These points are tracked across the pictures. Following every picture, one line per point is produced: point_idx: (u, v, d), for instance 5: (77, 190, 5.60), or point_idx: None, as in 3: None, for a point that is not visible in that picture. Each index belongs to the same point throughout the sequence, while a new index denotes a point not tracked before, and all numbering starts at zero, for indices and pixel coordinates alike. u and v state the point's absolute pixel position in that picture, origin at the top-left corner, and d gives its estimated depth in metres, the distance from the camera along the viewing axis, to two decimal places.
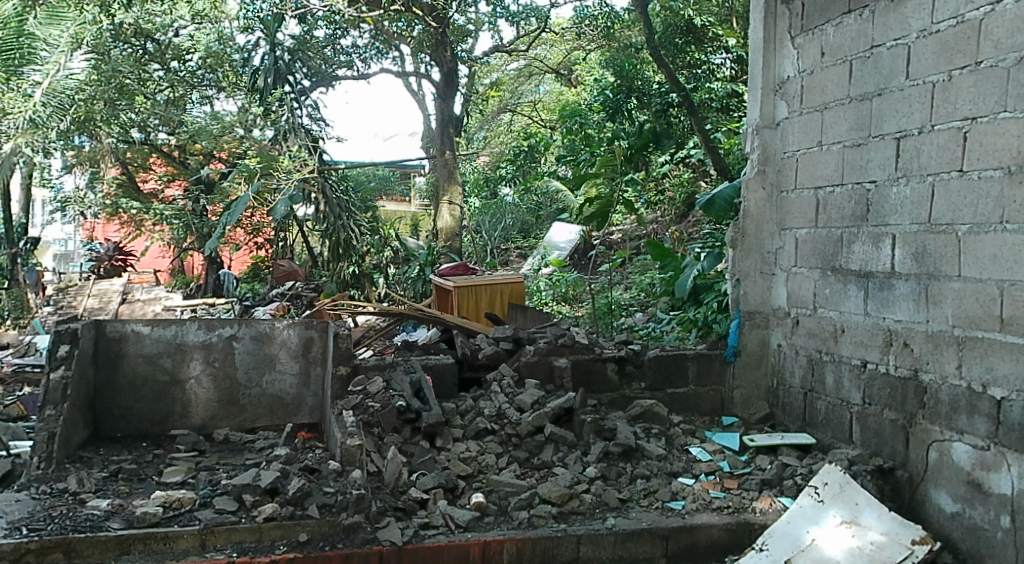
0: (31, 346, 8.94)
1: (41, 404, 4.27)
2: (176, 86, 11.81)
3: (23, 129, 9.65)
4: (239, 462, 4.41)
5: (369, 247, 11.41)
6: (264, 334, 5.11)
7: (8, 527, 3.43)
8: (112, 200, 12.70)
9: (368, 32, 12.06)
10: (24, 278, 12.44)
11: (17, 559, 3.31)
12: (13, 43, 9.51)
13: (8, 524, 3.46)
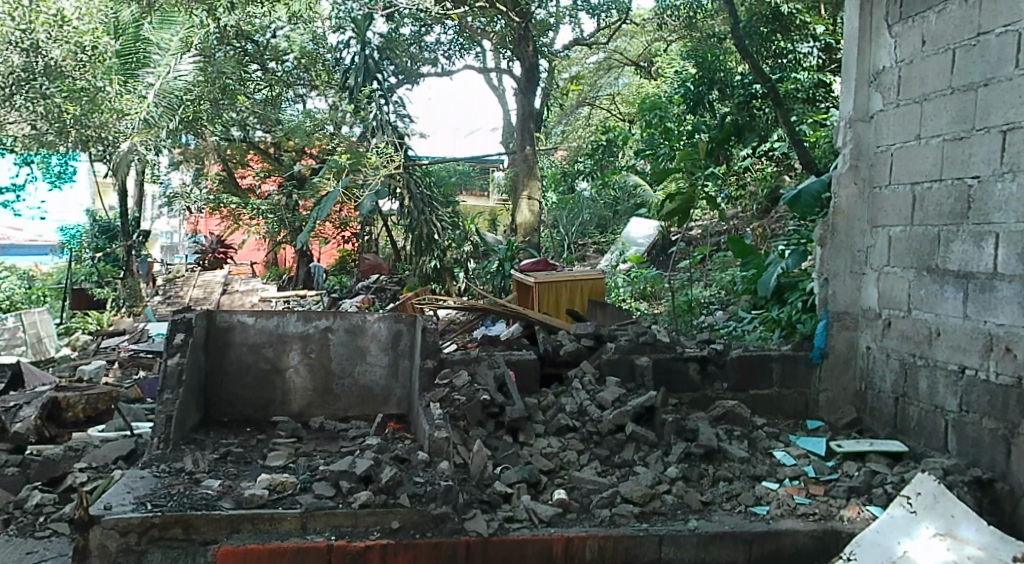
0: (145, 332, 9.80)
1: (160, 387, 4.57)
2: (274, 85, 12.33)
3: (139, 128, 10.66)
4: (335, 449, 4.60)
5: (450, 242, 11.42)
6: (356, 326, 5.30)
7: (134, 503, 3.69)
8: (215, 195, 13.25)
9: (452, 29, 12.22)
10: (137, 268, 13.47)
11: (143, 532, 3.55)
12: (132, 48, 10.45)
13: (134, 499, 3.72)
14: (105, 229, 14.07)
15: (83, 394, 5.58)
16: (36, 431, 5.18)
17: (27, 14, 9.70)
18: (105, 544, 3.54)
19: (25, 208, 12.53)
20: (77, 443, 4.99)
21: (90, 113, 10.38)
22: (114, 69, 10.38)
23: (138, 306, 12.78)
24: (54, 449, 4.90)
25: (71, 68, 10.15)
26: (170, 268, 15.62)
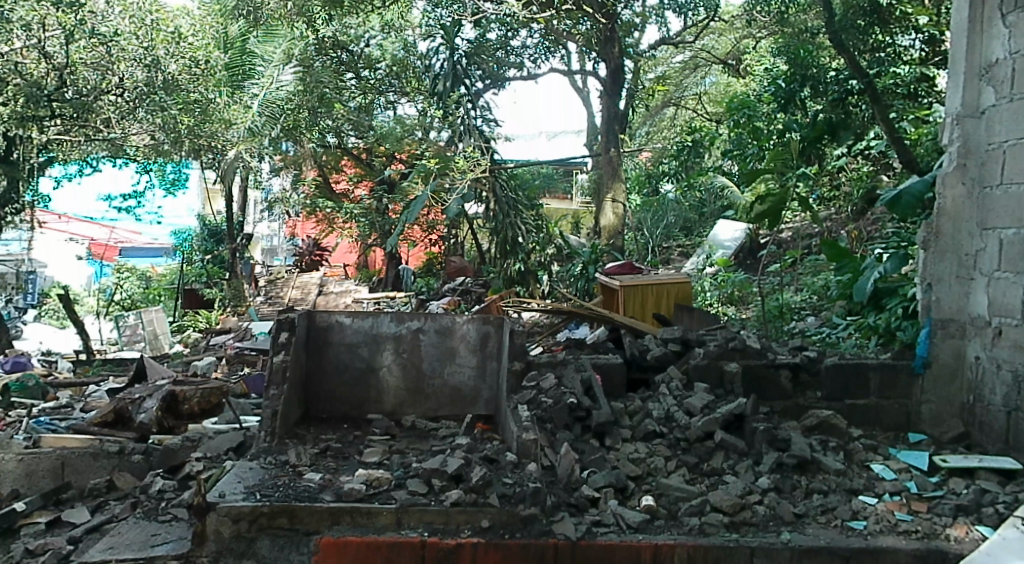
0: (248, 330, 10.31)
1: (266, 383, 4.79)
2: (366, 93, 12.98)
3: (244, 137, 11.17)
4: (426, 447, 4.72)
5: (535, 244, 11.42)
6: (446, 327, 5.43)
7: (245, 492, 3.90)
8: (311, 200, 13.82)
9: (538, 33, 12.31)
10: (241, 270, 14.30)
11: (252, 520, 3.75)
12: (239, 61, 11.45)
13: (244, 489, 3.94)
14: (213, 233, 14.96)
15: (197, 389, 5.96)
16: (157, 422, 5.62)
17: (150, 33, 10.24)
18: (220, 530, 3.76)
19: (144, 213, 13.41)
20: (193, 435, 5.37)
21: (202, 122, 10.86)
22: (222, 80, 11.21)
23: (242, 305, 13.40)
24: (173, 440, 5.32)
25: (187, 81, 10.68)
26: (269, 270, 16.35)
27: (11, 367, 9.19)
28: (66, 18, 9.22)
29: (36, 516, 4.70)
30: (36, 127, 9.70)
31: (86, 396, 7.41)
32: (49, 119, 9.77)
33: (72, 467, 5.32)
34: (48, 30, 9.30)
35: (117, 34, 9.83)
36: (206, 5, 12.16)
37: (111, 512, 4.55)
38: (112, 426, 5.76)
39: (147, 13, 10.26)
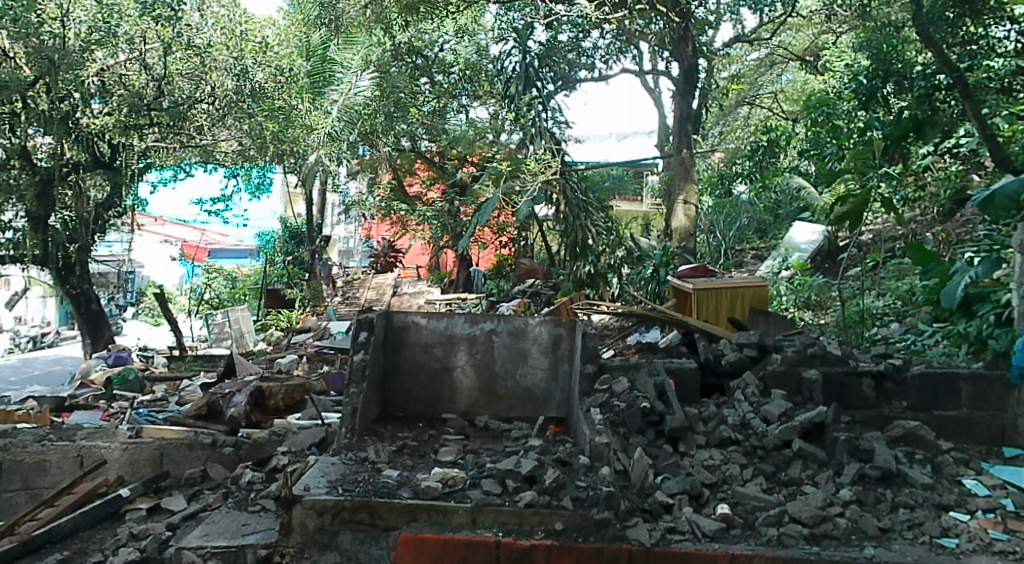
0: (327, 330, 10.69)
1: (346, 382, 4.93)
2: (440, 97, 13.15)
3: (324, 142, 11.47)
4: (500, 448, 4.78)
5: (606, 246, 11.22)
6: (519, 329, 5.48)
7: (327, 486, 4.02)
8: (386, 202, 14.44)
9: (610, 33, 12.23)
10: (320, 271, 14.87)
11: (335, 513, 3.86)
12: (319, 69, 11.44)
13: (327, 483, 4.06)
14: (294, 235, 15.41)
15: (281, 386, 6.29)
16: (246, 415, 5.91)
17: (240, 43, 10.84)
18: (304, 522, 3.89)
19: (231, 216, 13.83)
20: (279, 428, 5.61)
21: (285, 129, 11.13)
22: (305, 88, 11.48)
23: (320, 305, 13.72)
24: (261, 433, 5.59)
25: (273, 89, 11.13)
26: (346, 271, 16.84)
27: (112, 361, 9.76)
28: (164, 33, 10.10)
29: (139, 503, 5.13)
30: (136, 135, 10.56)
31: (180, 390, 7.78)
32: (148, 127, 10.60)
33: (170, 457, 5.59)
34: (148, 43, 10.22)
35: (211, 45, 10.58)
36: (289, 14, 12.59)
37: (204, 501, 4.88)
38: (205, 420, 6.13)
39: (237, 25, 10.92)
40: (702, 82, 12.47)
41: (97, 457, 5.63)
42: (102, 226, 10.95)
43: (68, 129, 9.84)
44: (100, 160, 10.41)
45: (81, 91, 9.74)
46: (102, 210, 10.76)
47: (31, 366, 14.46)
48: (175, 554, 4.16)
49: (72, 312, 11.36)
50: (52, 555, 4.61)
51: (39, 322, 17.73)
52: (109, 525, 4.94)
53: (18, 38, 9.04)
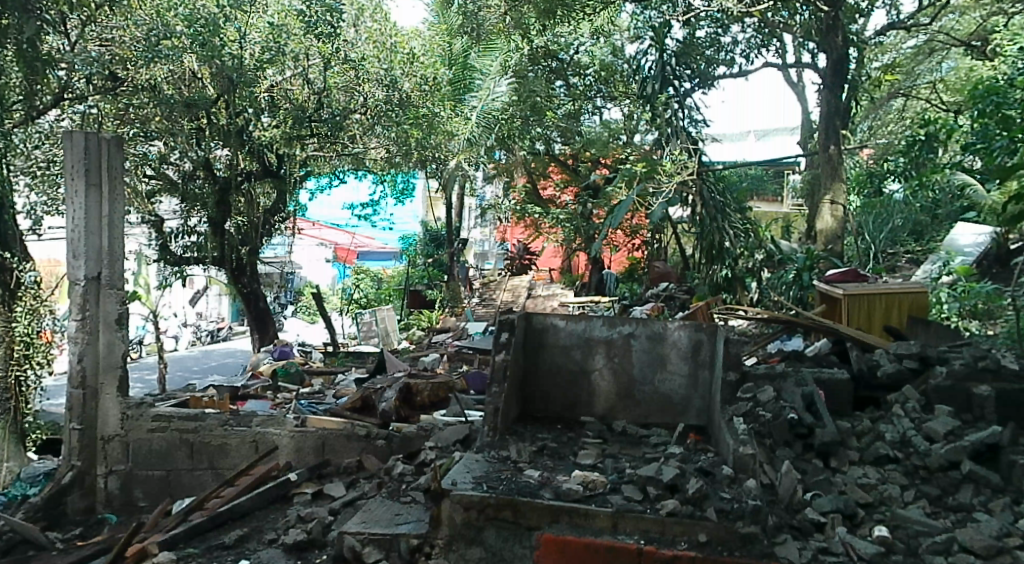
0: (466, 331, 11.10)
1: (489, 381, 5.05)
2: (576, 100, 13.57)
3: (462, 148, 12.09)
4: (639, 454, 4.73)
5: (743, 249, 10.55)
6: (658, 333, 5.41)
7: (473, 482, 4.11)
8: (520, 205, 15.06)
9: (752, 25, 11.79)
10: (457, 272, 15.39)
11: (481, 510, 3.93)
12: (461, 76, 11.99)
13: (473, 479, 4.16)
14: (434, 238, 16.17)
15: (427, 383, 6.55)
16: (395, 411, 6.23)
17: (389, 55, 11.39)
18: (452, 515, 3.99)
19: (378, 220, 14.65)
20: (426, 424, 5.89)
21: (429, 136, 12.01)
22: (447, 95, 12.31)
23: (458, 306, 14.34)
24: (410, 428, 5.86)
25: (417, 98, 11.67)
26: (483, 275, 17.32)
27: (277, 355, 10.39)
28: (325, 48, 10.52)
29: (306, 487, 5.48)
30: (299, 145, 11.00)
31: (336, 384, 8.20)
32: (309, 138, 11.07)
33: (331, 447, 5.95)
34: (309, 59, 10.61)
35: (364, 59, 11.06)
36: (433, 24, 13.04)
37: (361, 490, 5.16)
38: (358, 412, 6.46)
39: (388, 39, 11.48)
40: (854, 72, 11.90)
41: (269, 442, 6.11)
42: (268, 230, 11.74)
43: (243, 141, 10.40)
44: (270, 170, 11.00)
45: (255, 106, 10.25)
46: (269, 215, 11.51)
47: (209, 358, 15.65)
48: (335, 538, 4.38)
49: (243, 308, 12.11)
50: (233, 530, 4.99)
51: (214, 318, 19.12)
52: (280, 506, 5.30)
53: (207, 61, 9.42)
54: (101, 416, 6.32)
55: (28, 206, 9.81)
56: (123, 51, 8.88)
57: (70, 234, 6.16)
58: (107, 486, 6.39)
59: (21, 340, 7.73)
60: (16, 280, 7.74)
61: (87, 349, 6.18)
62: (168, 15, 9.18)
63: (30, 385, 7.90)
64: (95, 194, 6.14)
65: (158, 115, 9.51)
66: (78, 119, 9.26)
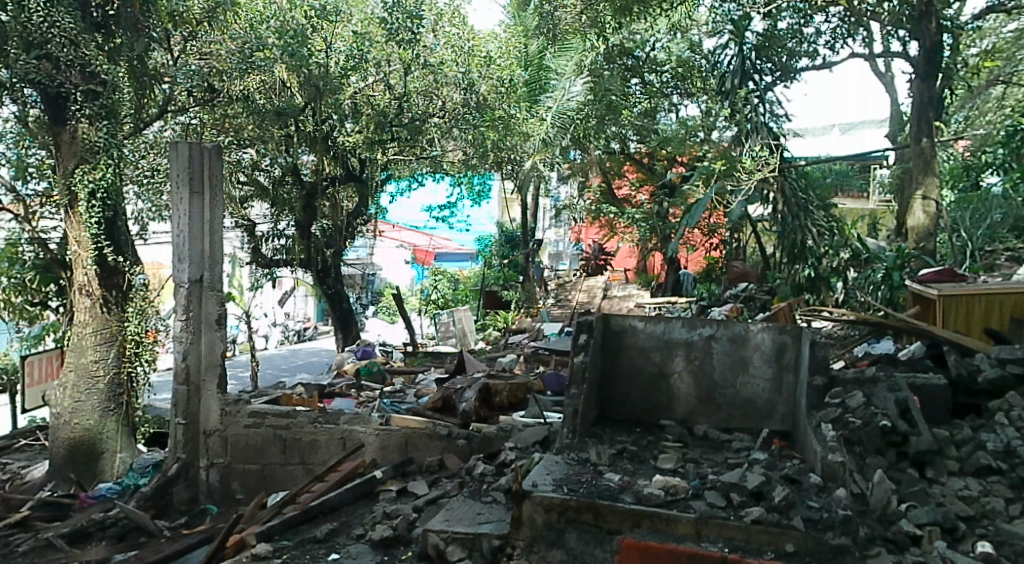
0: (542, 332, 11.14)
1: (567, 383, 5.06)
2: (652, 97, 13.38)
3: (539, 149, 12.41)
4: (721, 459, 4.63)
5: (828, 248, 10.22)
6: (740, 336, 5.28)
7: (553, 484, 4.11)
8: (595, 205, 15.19)
9: (837, 14, 11.39)
10: (533, 273, 15.45)
11: (561, 512, 3.93)
12: (535, 77, 12.04)
13: (553, 481, 4.15)
14: (509, 239, 16.28)
15: (507, 384, 6.66)
16: (476, 411, 6.36)
17: (468, 59, 11.35)
18: (534, 517, 3.99)
19: (456, 222, 14.82)
20: (505, 425, 5.97)
21: (505, 137, 12.08)
22: (522, 96, 12.18)
23: (534, 307, 14.44)
24: (490, 428, 5.95)
25: (494, 101, 11.70)
26: (560, 276, 17.30)
27: (359, 354, 10.64)
28: (405, 54, 10.65)
29: (390, 484, 5.57)
30: (380, 150, 11.21)
31: (416, 383, 8.33)
32: (390, 143, 11.27)
33: (413, 445, 6.08)
34: (390, 65, 10.79)
35: (443, 63, 11.01)
36: (509, 26, 13.11)
37: (443, 489, 5.22)
38: (440, 412, 6.59)
39: (465, 43, 11.39)
40: (948, 60, 11.35)
41: (356, 440, 6.27)
42: (351, 232, 12.04)
43: (328, 147, 10.71)
44: (352, 174, 11.30)
45: (339, 113, 10.40)
46: (352, 218, 11.80)
47: (296, 356, 16.11)
48: (420, 536, 4.41)
49: (327, 309, 12.44)
50: (323, 524, 5.07)
51: (301, 318, 19.66)
52: (366, 502, 5.41)
53: (295, 69, 9.72)
54: (203, 411, 6.57)
55: (139, 211, 9.73)
56: (221, 65, 9.26)
57: (175, 238, 6.46)
58: (208, 478, 6.62)
59: (132, 339, 8.10)
60: (129, 282, 8.09)
61: (190, 347, 6.48)
62: (261, 28, 9.53)
63: (140, 382, 8.28)
64: (198, 202, 6.41)
65: (251, 124, 9.89)
66: (181, 130, 9.77)
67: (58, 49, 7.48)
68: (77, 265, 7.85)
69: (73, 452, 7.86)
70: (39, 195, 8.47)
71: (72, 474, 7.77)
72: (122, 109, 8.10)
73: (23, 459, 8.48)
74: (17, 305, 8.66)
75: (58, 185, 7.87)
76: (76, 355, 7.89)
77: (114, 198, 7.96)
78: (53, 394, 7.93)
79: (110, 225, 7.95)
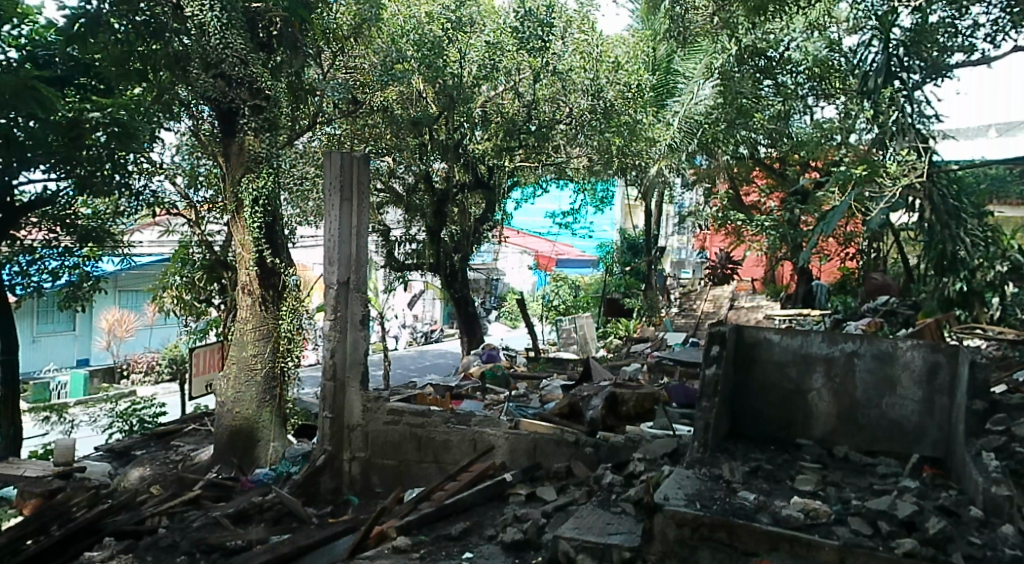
0: (665, 342, 11.00)
1: (698, 395, 4.95)
2: (786, 100, 12.51)
3: (664, 154, 12.60)
4: (866, 484, 4.40)
5: (982, 260, 9.34)
6: (886, 353, 5.00)
7: (686, 499, 4.01)
8: (722, 211, 15.12)
9: (998, 5, 10.52)
10: (654, 281, 15.20)
11: (694, 528, 3.82)
12: (664, 81, 12.78)
13: (685, 496, 4.05)
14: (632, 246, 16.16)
15: (633, 394, 6.59)
16: (603, 420, 6.33)
17: (596, 65, 11.27)
18: (666, 531, 3.90)
19: (580, 228, 14.87)
20: (633, 435, 5.92)
21: (630, 143, 11.84)
22: (650, 101, 12.40)
23: (656, 316, 14.28)
24: (618, 437, 5.92)
25: (622, 106, 11.58)
26: (684, 284, 16.99)
27: (484, 358, 10.81)
28: (535, 61, 10.72)
29: (520, 488, 5.62)
30: (507, 157, 11.38)
31: (541, 388, 8.38)
32: (518, 149, 11.43)
33: (541, 450, 6.12)
34: (520, 73, 10.92)
35: (571, 69, 10.98)
36: (638, 31, 13.00)
37: (572, 496, 5.21)
38: (566, 419, 6.62)
39: (594, 49, 11.30)
40: None
41: (486, 442, 6.40)
42: (479, 238, 12.31)
43: (459, 155, 11.03)
44: (481, 180, 11.48)
45: (470, 121, 10.75)
46: (479, 223, 12.00)
47: (424, 357, 16.56)
48: (551, 541, 4.42)
49: (453, 312, 12.72)
50: (456, 522, 5.17)
51: (428, 321, 20.17)
52: (497, 504, 5.48)
53: (431, 80, 10.13)
54: (347, 406, 6.84)
55: (291, 217, 9.90)
56: (364, 76, 9.68)
57: (326, 242, 6.75)
58: (350, 471, 6.88)
59: (285, 336, 8.40)
60: (284, 283, 8.40)
61: (337, 346, 6.73)
62: (402, 42, 9.91)
63: (291, 376, 8.58)
64: (347, 208, 6.69)
65: (388, 134, 10.36)
66: (327, 141, 10.06)
67: (232, 68, 7.87)
68: (241, 266, 8.24)
69: (234, 438, 8.20)
70: (206, 201, 9.05)
71: (235, 458, 8.14)
72: (281, 122, 8.55)
73: (192, 442, 8.98)
74: (186, 301, 9.39)
75: (227, 193, 8.20)
76: (238, 349, 8.30)
77: (273, 205, 8.31)
78: (217, 384, 8.41)
79: (270, 229, 8.31)
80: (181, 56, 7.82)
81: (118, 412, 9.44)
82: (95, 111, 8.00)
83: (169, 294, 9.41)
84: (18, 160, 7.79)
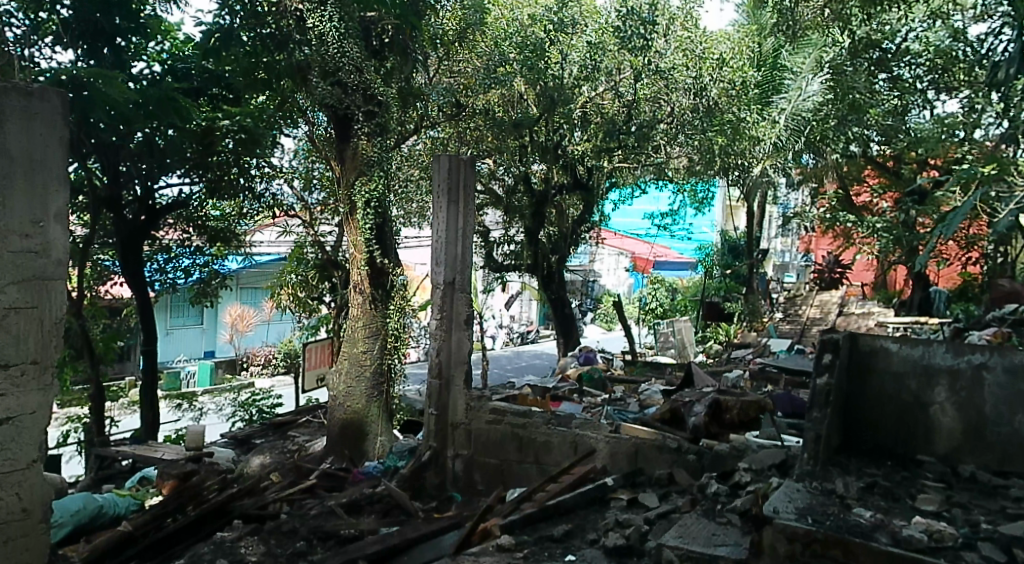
0: (768, 348, 10.69)
1: (810, 405, 4.79)
2: (904, 95, 12.18)
3: (769, 153, 12.09)
4: (995, 507, 4.14)
5: None
6: (1019, 366, 4.68)
7: (797, 513, 3.87)
8: (831, 213, 14.28)
9: None
10: (757, 285, 14.76)
11: (807, 544, 3.66)
12: (768, 77, 11.88)
13: (796, 509, 3.92)
14: (734, 248, 15.77)
15: (738, 401, 6.42)
16: (706, 426, 6.20)
17: (700, 62, 11.02)
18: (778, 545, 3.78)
19: (680, 229, 14.70)
20: (739, 444, 5.78)
21: (734, 141, 11.38)
22: (754, 98, 11.86)
23: (759, 321, 13.89)
24: (723, 445, 5.78)
25: (725, 104, 11.30)
26: (790, 290, 16.47)
27: (581, 359, 10.75)
28: (637, 60, 10.63)
29: (621, 493, 5.56)
30: (607, 158, 11.33)
31: (640, 392, 8.29)
32: (617, 150, 11.30)
33: (643, 456, 6.05)
34: (621, 73, 10.85)
35: (673, 68, 10.78)
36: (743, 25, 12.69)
37: (675, 503, 5.12)
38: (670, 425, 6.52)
39: (699, 46, 11.04)
40: None
41: (588, 445, 6.38)
42: (578, 239, 12.29)
43: (558, 156, 11.10)
44: (580, 181, 11.60)
45: (569, 122, 10.74)
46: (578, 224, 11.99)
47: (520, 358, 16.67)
48: (657, 548, 4.35)
49: (552, 313, 12.73)
50: (559, 524, 5.16)
51: (525, 321, 20.28)
52: (599, 507, 5.44)
53: (532, 83, 10.25)
54: (450, 403, 6.95)
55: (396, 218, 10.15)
56: (466, 80, 9.76)
57: (433, 243, 6.87)
58: (454, 467, 7.00)
59: (392, 333, 8.62)
60: (392, 282, 8.61)
61: (443, 344, 6.82)
62: (504, 44, 9.99)
63: (397, 372, 8.78)
64: (454, 210, 6.80)
65: (489, 136, 10.29)
66: (428, 145, 10.02)
67: (348, 75, 8.11)
68: (352, 265, 8.49)
69: (345, 431, 8.43)
70: (319, 203, 9.58)
71: (346, 451, 8.36)
72: (391, 125, 8.65)
73: (307, 433, 9.31)
74: (301, 298, 9.81)
75: (341, 195, 8.52)
76: (349, 345, 8.55)
77: (383, 207, 8.51)
78: (330, 378, 8.70)
79: (380, 231, 8.57)
80: (301, 65, 8.10)
81: (239, 402, 9.94)
82: (226, 119, 8.39)
83: (285, 291, 9.81)
84: (158, 165, 8.22)
